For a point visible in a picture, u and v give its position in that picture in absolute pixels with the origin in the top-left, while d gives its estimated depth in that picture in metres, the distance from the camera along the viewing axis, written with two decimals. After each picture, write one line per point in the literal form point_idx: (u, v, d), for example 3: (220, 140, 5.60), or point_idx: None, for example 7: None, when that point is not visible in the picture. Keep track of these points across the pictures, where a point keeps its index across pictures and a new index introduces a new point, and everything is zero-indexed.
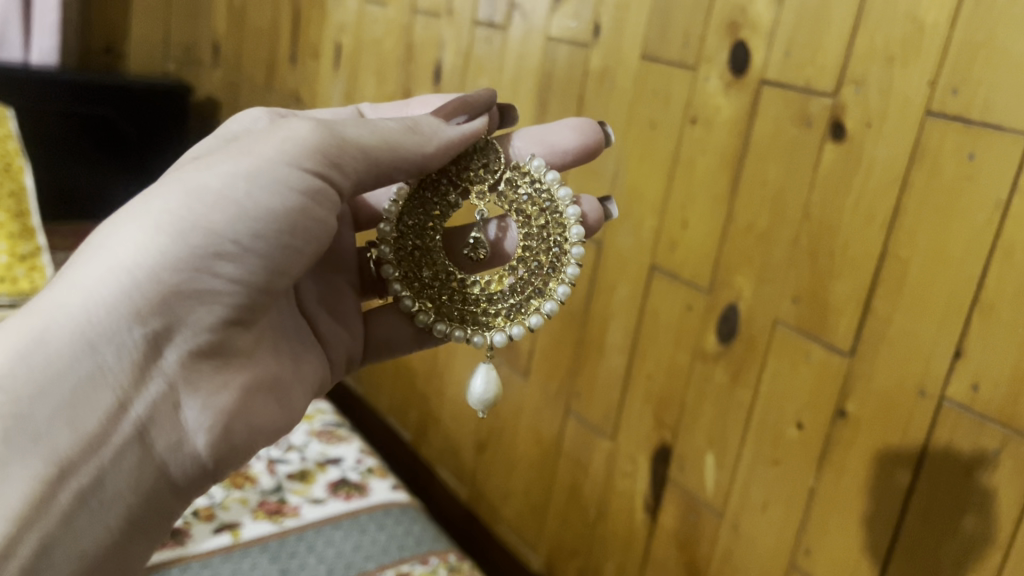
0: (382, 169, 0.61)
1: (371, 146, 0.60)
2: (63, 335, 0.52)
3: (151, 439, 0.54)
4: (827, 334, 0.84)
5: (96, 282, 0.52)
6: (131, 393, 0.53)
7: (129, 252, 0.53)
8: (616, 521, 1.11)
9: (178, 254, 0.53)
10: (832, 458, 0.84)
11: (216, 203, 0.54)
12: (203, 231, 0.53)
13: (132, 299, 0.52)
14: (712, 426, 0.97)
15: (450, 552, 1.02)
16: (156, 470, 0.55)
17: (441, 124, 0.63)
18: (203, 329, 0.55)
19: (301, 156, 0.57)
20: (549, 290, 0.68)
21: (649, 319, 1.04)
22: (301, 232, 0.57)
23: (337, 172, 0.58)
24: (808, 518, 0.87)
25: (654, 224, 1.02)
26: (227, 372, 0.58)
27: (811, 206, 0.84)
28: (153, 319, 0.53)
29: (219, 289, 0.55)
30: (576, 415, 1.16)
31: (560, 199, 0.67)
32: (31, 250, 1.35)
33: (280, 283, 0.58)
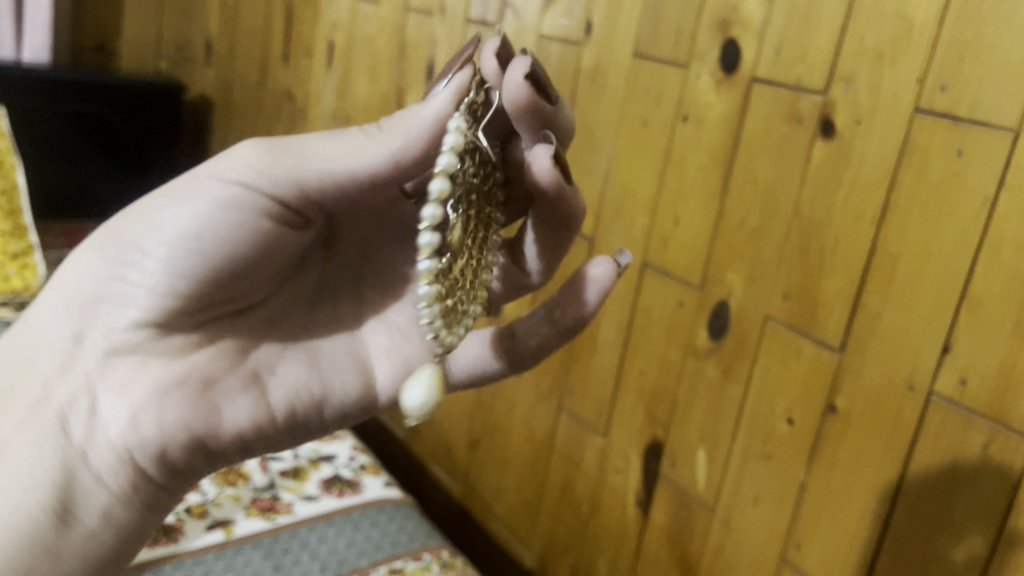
0: (336, 179, 0.52)
1: (323, 152, 0.53)
2: (16, 338, 0.57)
3: (70, 431, 0.55)
4: (817, 330, 0.85)
5: (46, 295, 0.58)
6: (54, 383, 0.55)
7: (71, 267, 0.57)
8: (609, 517, 1.12)
9: (100, 262, 0.56)
10: (822, 453, 0.85)
11: (139, 213, 0.56)
12: (121, 237, 0.56)
13: (64, 305, 0.57)
14: (703, 423, 0.97)
15: (444, 548, 1.02)
16: (76, 461, 0.55)
17: (413, 109, 0.52)
18: (122, 329, 0.56)
19: (221, 161, 0.54)
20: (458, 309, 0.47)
21: (641, 316, 1.04)
22: (216, 235, 0.54)
23: (263, 175, 0.53)
24: (799, 513, 0.88)
25: (646, 221, 1.03)
26: (153, 373, 0.55)
27: (801, 203, 0.85)
28: (79, 320, 0.56)
29: (132, 289, 0.55)
30: (569, 412, 1.16)
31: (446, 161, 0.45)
32: (24, 249, 1.36)
33: (206, 286, 0.56)
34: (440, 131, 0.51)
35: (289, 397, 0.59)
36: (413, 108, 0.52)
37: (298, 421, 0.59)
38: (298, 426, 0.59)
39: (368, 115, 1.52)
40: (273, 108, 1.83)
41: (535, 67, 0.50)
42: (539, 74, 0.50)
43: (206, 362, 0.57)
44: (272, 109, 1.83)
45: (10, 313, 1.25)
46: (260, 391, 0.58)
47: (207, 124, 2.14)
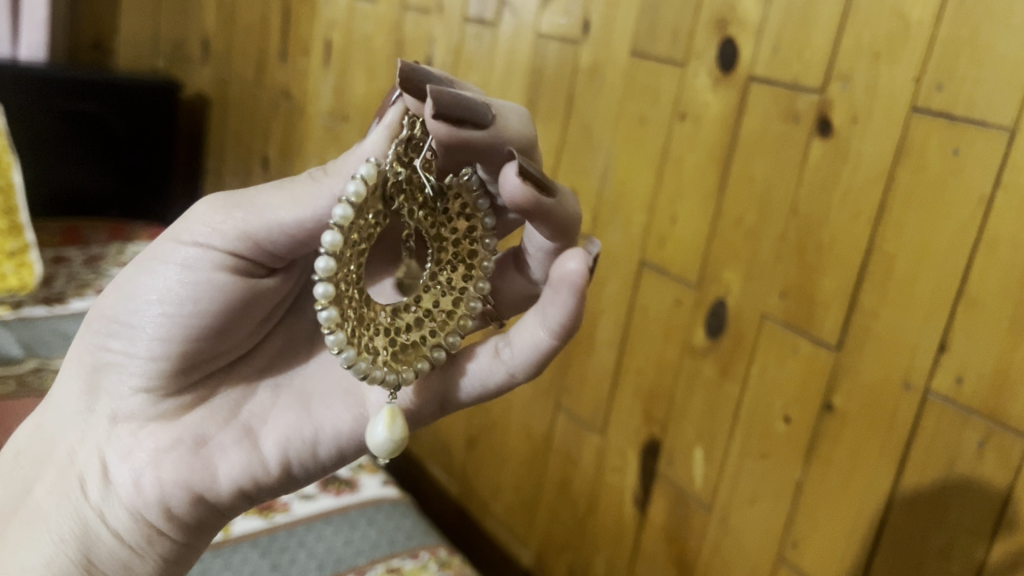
0: (292, 230, 0.51)
1: (275, 204, 0.51)
2: (40, 413, 0.60)
3: (83, 495, 0.57)
4: (814, 328, 0.85)
5: (61, 370, 0.60)
6: (70, 450, 0.58)
7: (77, 342, 0.59)
8: (606, 515, 1.12)
9: (97, 335, 0.57)
10: (819, 452, 0.85)
11: (126, 283, 0.57)
12: (112, 309, 0.56)
13: (72, 379, 0.59)
14: (701, 422, 0.97)
15: (441, 547, 1.02)
16: (93, 524, 0.56)
17: (350, 152, 0.50)
18: (123, 396, 0.57)
19: (183, 226, 0.54)
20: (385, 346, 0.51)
21: (639, 315, 1.04)
22: (187, 295, 0.54)
23: (224, 232, 0.52)
24: (796, 511, 0.88)
25: (644, 220, 1.03)
26: (152, 435, 0.57)
27: (799, 201, 0.85)
28: (86, 391, 0.58)
29: (125, 357, 0.56)
30: (567, 410, 1.17)
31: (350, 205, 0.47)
32: (20, 246, 1.36)
33: (191, 345, 0.56)
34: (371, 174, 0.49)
35: (283, 445, 0.58)
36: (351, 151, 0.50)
37: (297, 467, 0.58)
38: (300, 470, 0.58)
39: (365, 113, 1.52)
40: (270, 106, 1.83)
41: (440, 101, 0.46)
42: (449, 112, 0.46)
43: (202, 417, 0.57)
44: (269, 107, 1.83)
45: (8, 313, 1.25)
46: (253, 440, 0.57)
47: (204, 122, 2.14)
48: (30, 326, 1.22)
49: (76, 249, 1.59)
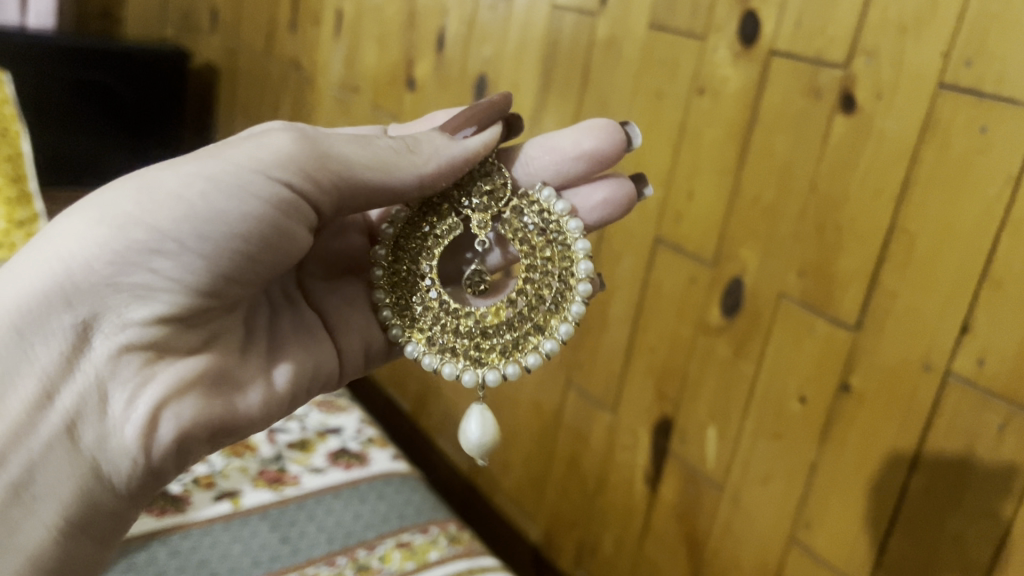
0: (370, 190, 0.60)
1: (362, 164, 0.59)
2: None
3: (79, 435, 0.52)
4: (832, 308, 0.84)
5: (31, 270, 0.51)
6: (59, 380, 0.52)
7: (67, 242, 0.52)
8: (616, 492, 1.12)
9: (119, 246, 0.52)
10: (835, 432, 0.84)
11: (157, 198, 0.53)
12: (141, 225, 0.52)
13: (63, 287, 0.51)
14: (714, 400, 0.97)
15: (450, 522, 1.02)
16: (87, 467, 0.53)
17: (445, 142, 0.62)
18: (140, 325, 0.53)
19: (261, 162, 0.55)
20: (550, 327, 0.64)
21: (653, 292, 1.03)
22: (256, 237, 0.56)
23: (309, 177, 0.57)
24: (810, 492, 0.87)
25: (660, 196, 1.01)
26: (171, 368, 0.55)
27: (819, 179, 0.84)
28: (90, 310, 0.52)
29: (161, 281, 0.53)
30: (577, 387, 1.16)
31: (570, 231, 0.64)
32: (30, 216, 1.39)
33: (228, 286, 0.57)
34: (466, 164, 0.62)
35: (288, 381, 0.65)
36: (445, 139, 0.62)
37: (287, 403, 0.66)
38: (284, 406, 0.65)
39: (377, 86, 1.51)
40: (280, 76, 1.81)
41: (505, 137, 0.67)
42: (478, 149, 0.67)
43: (213, 354, 0.59)
44: (278, 79, 1.82)
45: None
46: (255, 381, 0.62)
47: (213, 92, 2.13)
48: None
49: None
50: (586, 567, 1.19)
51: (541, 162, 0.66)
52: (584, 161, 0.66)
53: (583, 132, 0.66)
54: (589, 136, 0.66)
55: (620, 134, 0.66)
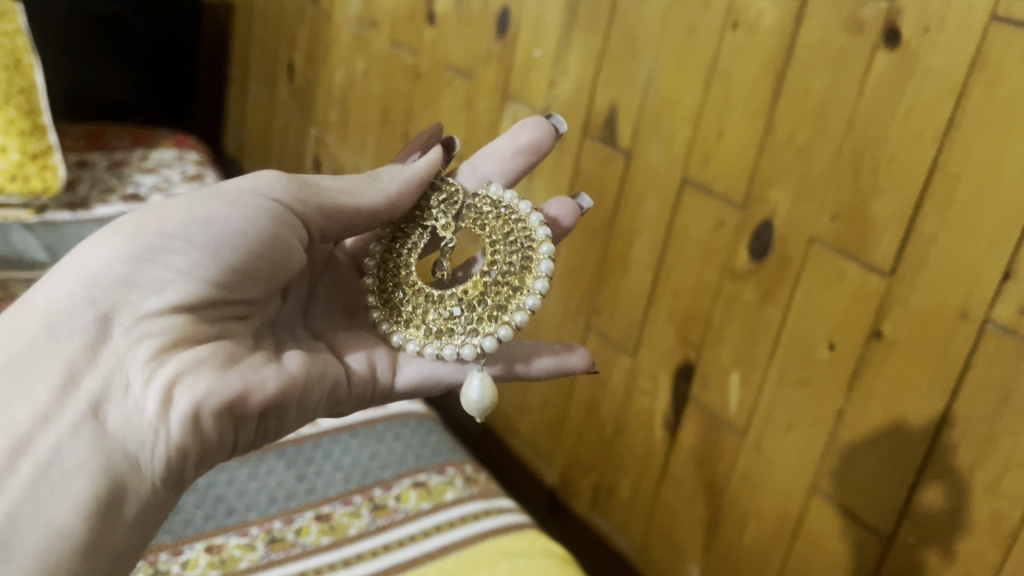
0: (347, 213, 0.65)
1: (335, 190, 0.65)
2: (25, 323, 0.52)
3: (104, 416, 0.52)
4: (865, 253, 0.81)
5: (57, 280, 0.54)
6: (82, 369, 0.52)
7: (87, 253, 0.55)
8: (634, 437, 1.11)
9: (134, 248, 0.56)
10: (863, 380, 0.82)
11: (165, 212, 0.58)
12: (153, 232, 0.56)
13: (85, 286, 0.54)
14: (737, 346, 0.95)
15: (467, 463, 1.01)
16: (113, 446, 0.51)
17: (399, 168, 0.68)
18: (155, 313, 0.55)
19: (256, 186, 0.62)
20: (527, 288, 0.66)
21: (677, 235, 1.00)
22: (258, 236, 0.60)
23: (295, 196, 0.63)
24: (834, 440, 0.86)
25: (688, 135, 0.98)
26: (188, 351, 0.55)
27: (857, 118, 0.80)
28: (110, 304, 0.54)
29: (175, 274, 0.56)
30: (597, 331, 1.14)
31: (521, 211, 0.68)
32: (45, 148, 1.41)
33: (239, 283, 0.59)
34: (423, 181, 0.68)
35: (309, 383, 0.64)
36: (398, 166, 0.68)
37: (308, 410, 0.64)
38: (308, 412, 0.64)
39: (396, 21, 1.46)
40: (297, 11, 1.76)
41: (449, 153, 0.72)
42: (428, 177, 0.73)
43: (228, 341, 0.58)
44: (294, 13, 1.77)
45: (32, 217, 1.40)
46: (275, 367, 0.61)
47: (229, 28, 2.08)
48: (53, 230, 1.38)
49: (99, 154, 1.66)
50: (602, 510, 1.19)
51: (489, 168, 0.73)
52: (522, 154, 0.73)
53: (516, 133, 0.74)
54: (522, 132, 0.73)
55: (547, 126, 0.74)
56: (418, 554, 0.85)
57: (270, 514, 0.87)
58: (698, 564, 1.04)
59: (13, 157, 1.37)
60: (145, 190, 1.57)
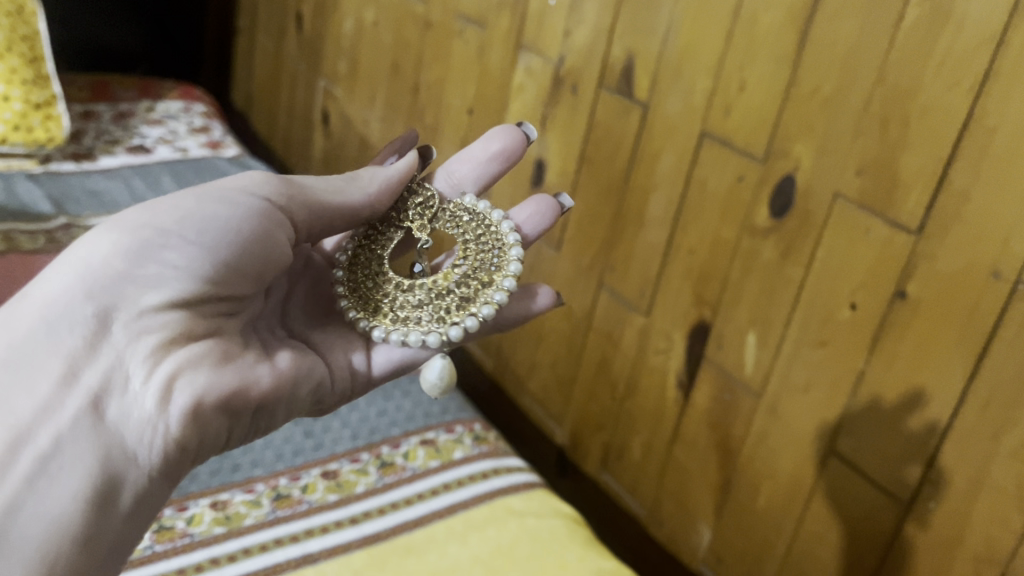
0: (330, 209, 0.67)
1: (319, 188, 0.67)
2: (26, 318, 0.52)
3: (105, 408, 0.52)
4: (892, 209, 0.78)
5: (55, 277, 0.54)
6: (82, 363, 0.52)
7: (85, 252, 0.56)
8: (646, 397, 1.09)
9: (131, 245, 0.57)
10: (885, 341, 0.80)
11: (159, 212, 0.59)
12: (149, 230, 0.58)
13: (84, 283, 0.54)
14: (755, 305, 0.92)
15: (476, 422, 1.00)
16: (114, 438, 0.51)
17: (377, 168, 0.71)
18: (154, 309, 0.55)
19: (247, 186, 0.63)
20: (494, 285, 0.71)
21: (695, 191, 0.97)
22: (248, 234, 0.61)
23: (282, 195, 0.64)
24: (854, 402, 0.83)
25: (708, 87, 0.94)
26: (186, 346, 0.56)
27: (888, 68, 0.76)
28: (108, 299, 0.54)
29: (171, 270, 0.57)
30: (609, 289, 1.12)
31: (494, 217, 0.74)
32: (47, 98, 1.38)
33: (228, 278, 0.60)
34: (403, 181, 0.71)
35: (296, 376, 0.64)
36: (377, 167, 0.71)
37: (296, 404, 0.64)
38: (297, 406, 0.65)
39: None
40: None
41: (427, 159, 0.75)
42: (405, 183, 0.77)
43: (221, 337, 0.60)
44: None
45: (36, 167, 1.38)
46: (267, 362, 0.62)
47: None
48: (57, 180, 1.37)
49: (104, 104, 1.62)
50: (612, 470, 1.17)
51: (462, 172, 0.77)
52: (494, 160, 0.77)
53: (488, 139, 0.78)
54: (494, 139, 0.77)
55: (519, 132, 0.78)
56: (426, 513, 0.84)
57: (276, 471, 0.87)
58: (710, 525, 1.03)
59: (15, 107, 1.34)
60: (150, 142, 1.55)
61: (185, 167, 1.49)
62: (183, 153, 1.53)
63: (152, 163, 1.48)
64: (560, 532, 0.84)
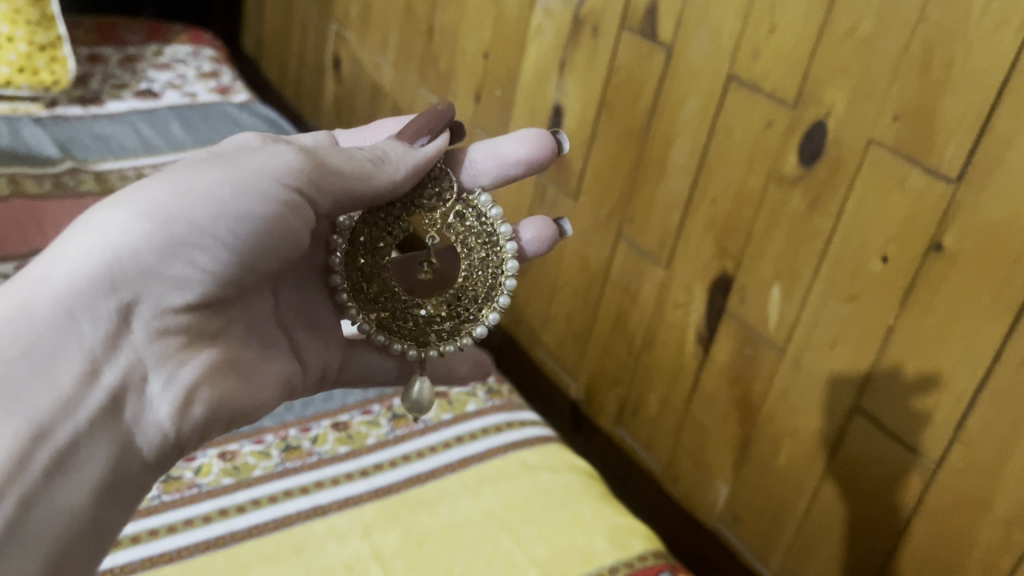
0: (349, 195, 0.58)
1: (343, 172, 0.58)
2: (47, 301, 0.47)
3: (121, 409, 0.49)
4: (930, 157, 0.74)
5: (79, 255, 0.49)
6: (104, 360, 0.48)
7: (112, 232, 0.49)
8: (663, 352, 1.06)
9: (161, 237, 0.50)
10: (917, 296, 0.76)
11: (192, 196, 0.51)
12: (180, 220, 0.51)
13: (110, 273, 0.49)
14: (781, 258, 0.89)
15: (490, 374, 0.98)
16: (122, 444, 0.49)
17: (405, 149, 0.61)
18: (175, 310, 0.51)
19: (288, 178, 0.55)
20: (482, 315, 0.66)
21: (720, 138, 0.93)
22: (277, 235, 0.55)
23: (314, 186, 0.56)
24: (882, 358, 0.80)
25: (736, 28, 0.90)
26: (198, 351, 0.53)
27: (931, 6, 0.72)
28: (134, 292, 0.49)
29: (197, 271, 0.51)
30: (628, 240, 1.09)
31: (500, 235, 0.65)
32: (53, 39, 1.34)
33: (249, 276, 0.55)
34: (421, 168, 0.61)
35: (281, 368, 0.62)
36: (404, 148, 0.61)
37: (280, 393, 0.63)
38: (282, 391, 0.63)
39: None
40: None
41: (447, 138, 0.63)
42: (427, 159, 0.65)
43: (225, 336, 0.56)
44: None
45: (42, 111, 1.35)
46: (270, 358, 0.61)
47: None
48: (63, 125, 1.34)
49: (111, 47, 1.58)
50: (627, 425, 1.16)
51: (484, 165, 0.66)
52: (519, 165, 0.66)
53: (516, 141, 0.66)
54: (523, 142, 0.66)
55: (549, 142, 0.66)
56: (438, 465, 0.82)
57: (285, 422, 0.85)
58: (727, 483, 1.01)
59: (20, 48, 1.30)
60: (158, 87, 1.51)
61: (193, 112, 1.45)
62: (192, 99, 1.49)
63: (160, 108, 1.45)
64: (575, 487, 0.82)
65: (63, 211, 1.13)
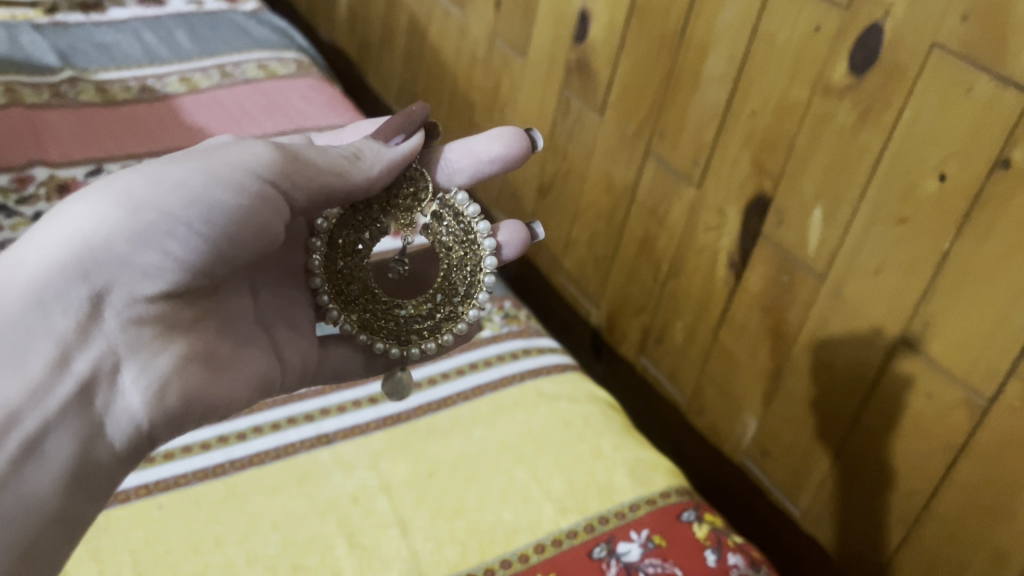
0: (327, 193, 0.56)
1: (321, 168, 0.55)
2: (16, 289, 0.45)
3: (93, 399, 0.47)
4: (1001, 63, 0.66)
5: (50, 244, 0.47)
6: (75, 348, 0.46)
7: (83, 221, 0.47)
8: (691, 279, 1.00)
9: (132, 226, 0.48)
10: (978, 217, 0.69)
11: (164, 187, 0.49)
12: (152, 210, 0.48)
13: (81, 260, 0.47)
14: (824, 176, 0.81)
15: (506, 300, 0.92)
16: (92, 435, 0.47)
17: (380, 147, 0.58)
18: (147, 299, 0.49)
19: (265, 167, 0.52)
20: (462, 312, 0.64)
21: (761, 45, 0.85)
22: (253, 228, 0.52)
23: (290, 178, 0.54)
24: (933, 287, 0.74)
25: None
26: (173, 342, 0.50)
27: None
28: (106, 280, 0.47)
29: (169, 261, 0.49)
30: (657, 158, 1.01)
31: (478, 232, 0.62)
32: None
33: (225, 267, 0.53)
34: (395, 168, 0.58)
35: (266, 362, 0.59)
36: (379, 146, 0.58)
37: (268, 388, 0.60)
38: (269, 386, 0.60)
39: None
40: None
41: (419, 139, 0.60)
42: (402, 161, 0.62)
43: (203, 330, 0.53)
44: None
45: (41, 18, 1.29)
46: (253, 354, 0.58)
47: None
48: (63, 32, 1.27)
49: None
50: (651, 355, 1.10)
51: (460, 164, 0.62)
52: (494, 163, 0.62)
53: (490, 139, 0.62)
54: (496, 141, 0.62)
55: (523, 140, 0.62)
56: (450, 395, 0.77)
57: None
58: (755, 417, 0.96)
59: None
60: None
61: (200, 20, 1.36)
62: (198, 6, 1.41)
63: (165, 15, 1.36)
64: (594, 418, 0.77)
65: (61, 123, 1.08)
